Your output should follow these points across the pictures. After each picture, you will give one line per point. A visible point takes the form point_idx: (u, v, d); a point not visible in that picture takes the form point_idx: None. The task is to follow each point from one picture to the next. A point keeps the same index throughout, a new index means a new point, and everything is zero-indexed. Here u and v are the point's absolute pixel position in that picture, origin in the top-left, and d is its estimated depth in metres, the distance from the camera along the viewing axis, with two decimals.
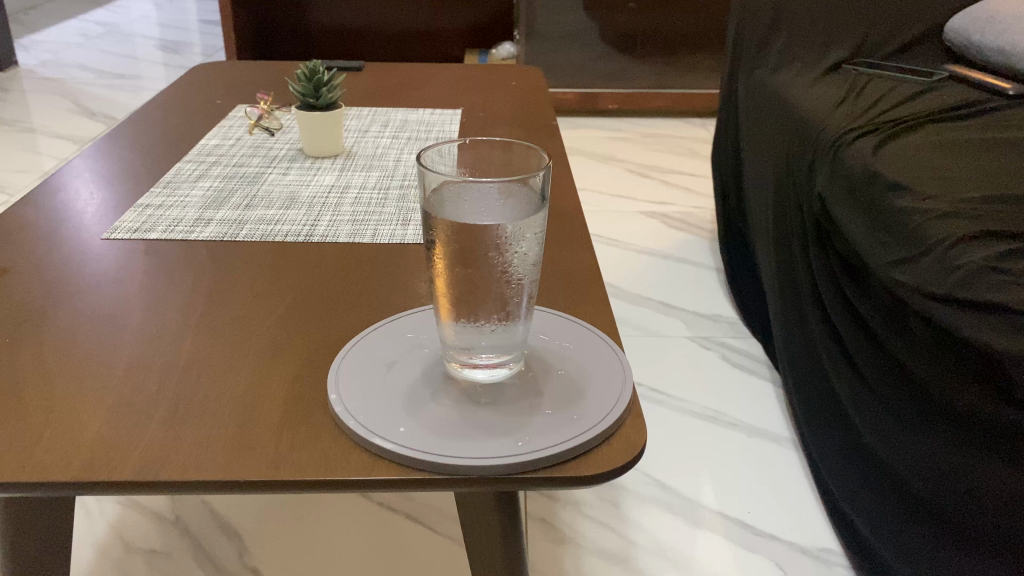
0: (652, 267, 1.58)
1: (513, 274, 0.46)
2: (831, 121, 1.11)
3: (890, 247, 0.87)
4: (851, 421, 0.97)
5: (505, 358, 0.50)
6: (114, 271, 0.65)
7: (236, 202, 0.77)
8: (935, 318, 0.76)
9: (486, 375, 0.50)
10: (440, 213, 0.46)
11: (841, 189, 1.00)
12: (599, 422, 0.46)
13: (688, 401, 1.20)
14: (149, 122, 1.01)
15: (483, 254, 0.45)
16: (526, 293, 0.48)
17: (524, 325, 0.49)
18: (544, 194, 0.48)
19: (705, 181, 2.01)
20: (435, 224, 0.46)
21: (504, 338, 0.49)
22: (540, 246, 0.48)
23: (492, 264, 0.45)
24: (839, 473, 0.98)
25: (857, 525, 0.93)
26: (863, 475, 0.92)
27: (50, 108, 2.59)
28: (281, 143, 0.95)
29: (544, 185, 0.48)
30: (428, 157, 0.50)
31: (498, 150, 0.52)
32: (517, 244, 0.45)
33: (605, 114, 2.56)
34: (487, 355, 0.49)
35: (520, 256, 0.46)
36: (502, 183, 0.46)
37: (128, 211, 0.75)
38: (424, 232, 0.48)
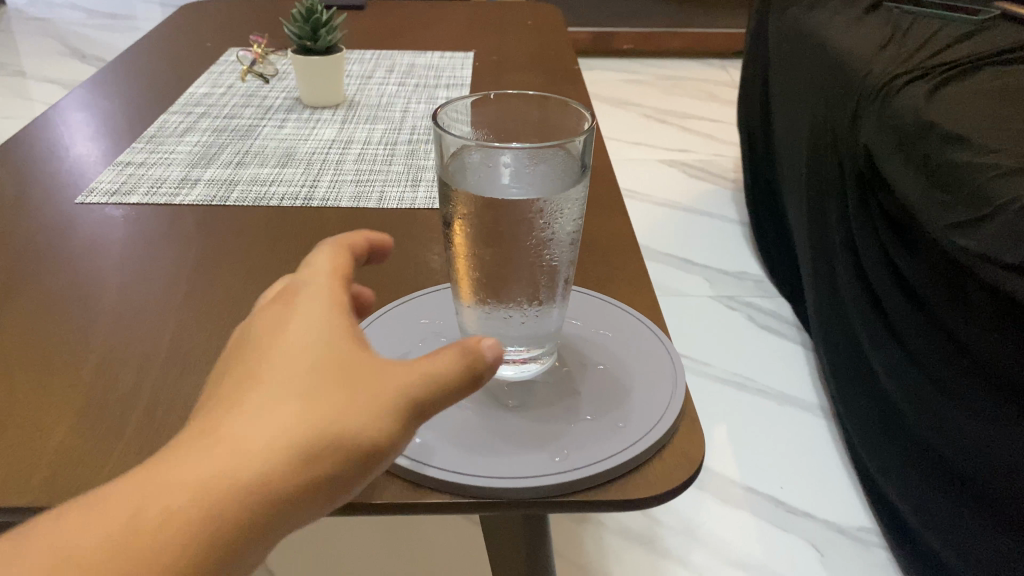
0: (673, 221, 1.50)
1: (545, 253, 0.39)
2: (877, 65, 1.01)
3: (951, 207, 0.79)
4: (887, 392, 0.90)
5: (538, 351, 0.43)
6: (89, 241, 0.58)
7: (226, 158, 0.70)
8: (1003, 289, 0.69)
9: (515, 372, 0.43)
10: (462, 186, 0.38)
11: (890, 141, 0.92)
12: (649, 432, 0.39)
13: (713, 366, 1.13)
14: (129, 68, 0.92)
15: (512, 233, 0.38)
16: (561, 274, 0.40)
17: (560, 311, 0.42)
18: (584, 159, 0.40)
19: (726, 127, 1.91)
20: (454, 196, 0.38)
21: (538, 329, 0.42)
22: (580, 222, 0.41)
23: (521, 244, 0.38)
24: (873, 447, 0.91)
25: (895, 506, 0.87)
26: (901, 450, 0.86)
27: (40, 50, 2.47)
28: (276, 90, 0.86)
29: (584, 149, 0.39)
30: (445, 116, 0.42)
31: (529, 104, 0.44)
32: (553, 222, 0.38)
33: (621, 55, 2.44)
34: (515, 348, 0.42)
35: (556, 236, 0.39)
36: (533, 148, 0.37)
37: (108, 170, 0.68)
38: (442, 199, 0.40)
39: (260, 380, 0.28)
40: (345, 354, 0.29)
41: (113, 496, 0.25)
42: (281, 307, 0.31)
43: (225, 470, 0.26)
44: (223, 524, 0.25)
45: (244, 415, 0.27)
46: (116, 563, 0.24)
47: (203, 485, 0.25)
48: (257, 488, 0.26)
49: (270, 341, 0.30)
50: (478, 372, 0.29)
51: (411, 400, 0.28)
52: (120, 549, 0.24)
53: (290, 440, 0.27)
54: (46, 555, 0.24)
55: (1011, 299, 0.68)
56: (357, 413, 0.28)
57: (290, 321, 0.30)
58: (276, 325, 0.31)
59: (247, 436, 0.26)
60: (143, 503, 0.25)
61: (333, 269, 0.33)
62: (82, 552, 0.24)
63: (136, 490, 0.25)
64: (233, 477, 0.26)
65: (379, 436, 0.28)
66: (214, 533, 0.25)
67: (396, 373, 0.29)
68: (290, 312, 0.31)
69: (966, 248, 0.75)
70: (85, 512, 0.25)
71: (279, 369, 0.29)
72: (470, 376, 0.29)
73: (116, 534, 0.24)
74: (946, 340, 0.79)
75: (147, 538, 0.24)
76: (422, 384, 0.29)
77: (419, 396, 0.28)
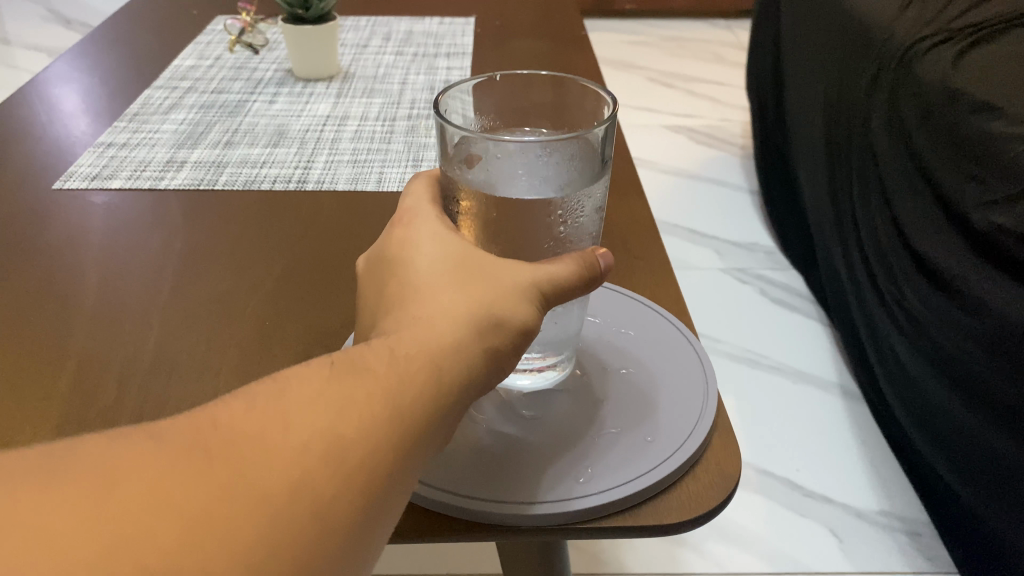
0: (680, 190, 1.46)
1: (562, 250, 0.35)
2: (897, 27, 0.96)
3: (982, 179, 0.75)
4: (914, 372, 0.87)
5: (555, 359, 0.39)
6: (70, 229, 0.54)
7: (215, 138, 0.65)
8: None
9: (530, 381, 0.40)
10: (468, 184, 0.34)
11: (915, 109, 0.88)
12: (683, 448, 0.36)
13: (724, 343, 1.10)
14: (110, 38, 0.87)
15: (527, 233, 0.34)
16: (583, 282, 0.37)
17: (580, 313, 0.38)
18: (603, 143, 0.35)
19: (733, 91, 1.85)
20: (464, 192, 0.34)
21: (566, 332, 0.38)
22: (602, 212, 0.37)
23: (538, 243, 0.34)
24: (907, 429, 0.89)
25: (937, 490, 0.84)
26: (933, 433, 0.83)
27: (24, 17, 2.39)
28: (266, 62, 0.81)
29: (604, 133, 0.35)
30: (446, 103, 0.37)
31: (543, 83, 0.40)
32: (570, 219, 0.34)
33: (623, 16, 2.36)
34: (531, 357, 0.38)
35: (575, 230, 0.35)
36: (548, 142, 0.32)
37: (87, 152, 0.63)
38: (447, 186, 0.36)
39: (420, 282, 0.31)
40: (479, 260, 0.32)
41: (350, 362, 0.27)
42: (405, 236, 0.34)
43: (436, 341, 0.28)
44: (448, 385, 0.28)
45: (427, 306, 0.30)
46: (381, 410, 0.26)
47: (419, 355, 0.28)
48: (465, 356, 0.29)
49: (407, 258, 0.33)
50: (594, 276, 0.34)
51: (542, 291, 0.32)
52: (378, 396, 0.26)
53: (469, 320, 0.30)
54: (323, 398, 0.25)
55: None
56: (506, 301, 0.31)
57: (414, 245, 0.33)
58: (407, 247, 0.33)
59: (441, 317, 0.29)
60: (381, 367, 0.27)
61: (433, 205, 0.36)
62: (353, 396, 0.26)
63: (370, 359, 0.27)
64: (445, 345, 0.28)
65: (526, 320, 0.31)
66: (445, 391, 0.28)
67: (529, 270, 0.32)
68: (415, 238, 0.34)
69: (998, 219, 0.71)
70: (338, 370, 0.27)
71: (439, 269, 0.32)
72: (589, 277, 0.33)
73: (373, 386, 0.26)
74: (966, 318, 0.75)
75: (395, 392, 0.26)
76: (548, 280, 0.32)
77: (550, 289, 0.32)
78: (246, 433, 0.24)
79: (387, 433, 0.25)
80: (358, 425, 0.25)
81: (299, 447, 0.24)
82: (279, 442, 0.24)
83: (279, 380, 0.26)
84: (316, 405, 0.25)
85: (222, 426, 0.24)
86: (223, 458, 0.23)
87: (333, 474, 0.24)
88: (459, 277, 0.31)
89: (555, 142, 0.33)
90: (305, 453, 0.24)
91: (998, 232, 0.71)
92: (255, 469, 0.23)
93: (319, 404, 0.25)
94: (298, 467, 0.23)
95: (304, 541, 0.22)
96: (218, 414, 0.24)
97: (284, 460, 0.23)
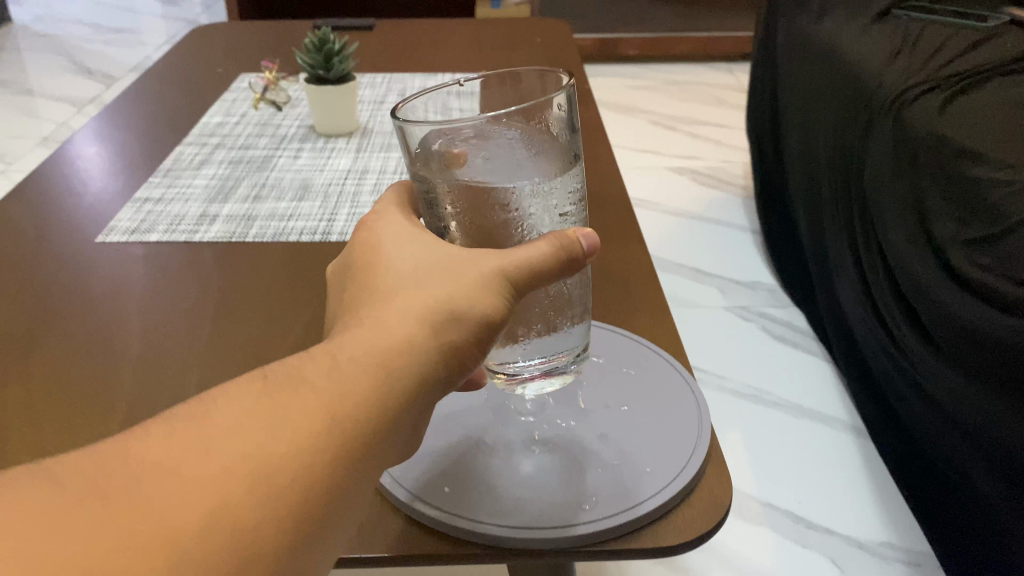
0: (682, 229, 1.50)
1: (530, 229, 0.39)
2: (887, 77, 1.01)
3: (966, 221, 0.80)
4: (914, 407, 0.90)
5: (563, 358, 0.41)
6: (110, 282, 0.58)
7: (244, 192, 0.70)
8: (1000, 297, 0.70)
9: (554, 384, 0.43)
10: (437, 177, 0.38)
11: (904, 155, 0.93)
12: (677, 477, 0.39)
13: (727, 379, 1.13)
14: (142, 97, 0.92)
15: (496, 216, 0.38)
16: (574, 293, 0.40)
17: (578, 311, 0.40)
18: (557, 122, 0.39)
19: (735, 132, 1.91)
20: (434, 186, 0.38)
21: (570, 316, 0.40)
22: (574, 192, 0.40)
23: (507, 226, 0.38)
24: (908, 460, 0.93)
25: (937, 520, 0.87)
26: (936, 466, 0.86)
27: (46, 67, 2.48)
28: (289, 119, 0.87)
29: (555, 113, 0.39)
30: (412, 110, 0.43)
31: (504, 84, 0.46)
32: (537, 193, 0.38)
33: (626, 60, 2.42)
34: (537, 362, 0.41)
35: (541, 211, 0.38)
36: (500, 122, 0.37)
37: (126, 207, 0.68)
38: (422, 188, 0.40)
39: (383, 288, 0.34)
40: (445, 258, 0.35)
41: (287, 378, 0.30)
42: (372, 243, 0.38)
43: (382, 345, 0.31)
44: (394, 390, 0.31)
45: (379, 310, 0.33)
46: (320, 422, 0.28)
47: (364, 359, 0.31)
48: (414, 357, 0.31)
49: (382, 259, 0.36)
50: (577, 258, 0.35)
51: (510, 279, 0.34)
52: (317, 412, 0.28)
53: (423, 316, 0.32)
54: (252, 417, 0.28)
55: (1008, 303, 0.69)
56: (466, 292, 0.33)
57: (386, 248, 0.37)
58: (374, 254, 0.37)
59: (393, 320, 0.32)
60: (320, 379, 0.30)
61: (402, 215, 0.40)
62: (284, 414, 0.28)
63: (307, 372, 0.30)
64: (391, 349, 0.31)
65: (488, 309, 0.34)
66: (390, 398, 0.30)
67: (499, 257, 0.34)
68: (381, 246, 0.37)
69: (968, 270, 0.76)
70: (272, 385, 0.29)
71: (403, 273, 0.35)
72: (565, 257, 0.34)
73: (310, 400, 0.29)
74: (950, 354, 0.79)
75: (334, 404, 0.29)
76: (522, 266, 0.34)
77: (520, 276, 0.34)
78: (163, 461, 0.26)
79: (320, 450, 0.28)
80: (288, 443, 0.27)
81: (221, 470, 0.26)
82: (204, 465, 0.26)
83: (212, 399, 0.29)
84: (246, 424, 0.28)
85: (167, 444, 0.26)
86: (139, 485, 0.25)
87: (260, 493, 0.26)
88: (419, 276, 0.34)
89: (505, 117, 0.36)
90: (227, 476, 0.26)
91: (969, 277, 0.75)
92: (176, 490, 0.25)
93: (247, 423, 0.28)
94: (221, 489, 0.26)
95: (234, 553, 0.25)
96: (178, 428, 0.27)
97: (206, 481, 0.26)
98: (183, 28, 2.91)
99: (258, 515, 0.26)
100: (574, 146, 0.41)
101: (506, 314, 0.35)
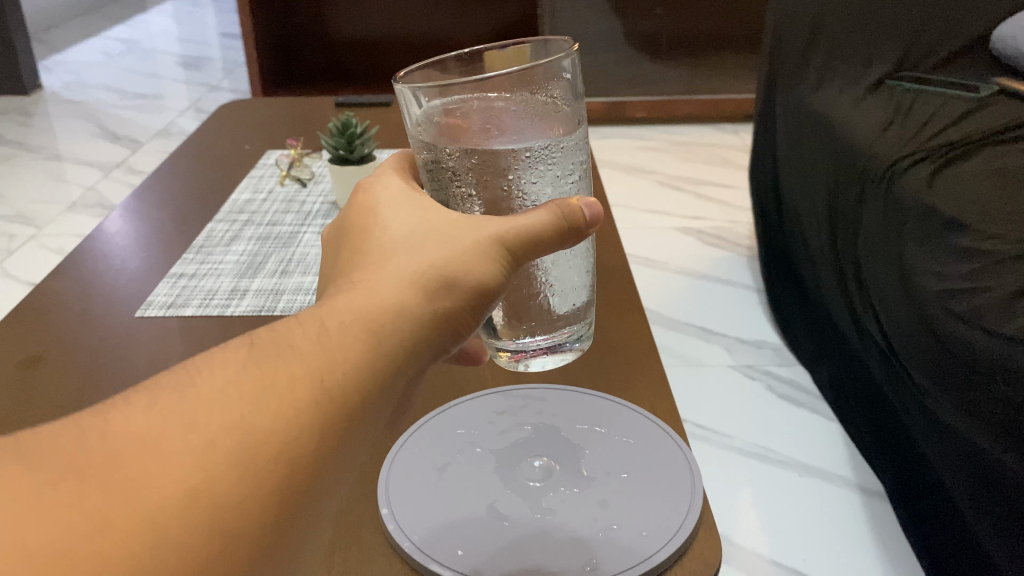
0: (689, 289, 1.54)
1: (525, 187, 0.41)
2: (880, 147, 1.06)
3: (943, 278, 0.85)
4: (926, 457, 0.94)
5: (565, 336, 0.46)
6: (148, 355, 0.63)
7: (272, 267, 0.75)
8: (994, 363, 0.74)
9: (558, 361, 0.48)
10: (438, 140, 0.41)
11: (896, 221, 0.98)
12: (671, 540, 0.45)
13: (733, 437, 1.16)
14: (174, 176, 0.99)
15: (493, 174, 0.41)
16: (574, 273, 0.44)
17: (579, 282, 0.44)
18: (561, 95, 0.43)
19: (740, 193, 1.96)
20: (434, 149, 0.42)
21: (569, 284, 0.44)
22: (574, 158, 0.43)
23: (501, 183, 0.41)
24: (921, 509, 0.96)
25: (945, 568, 0.90)
26: (946, 518, 0.90)
27: (74, 133, 2.57)
28: (313, 195, 0.92)
29: (544, 75, 0.42)
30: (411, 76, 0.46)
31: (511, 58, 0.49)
32: (537, 158, 0.41)
33: (634, 121, 2.49)
34: (542, 338, 0.46)
35: (534, 171, 0.41)
36: (488, 80, 0.40)
37: (162, 283, 0.73)
38: (423, 158, 0.44)
39: (377, 253, 0.38)
40: (434, 229, 0.38)
41: (275, 345, 0.32)
42: (370, 207, 0.41)
43: (371, 308, 0.34)
44: (380, 353, 0.33)
45: (372, 274, 0.36)
46: (305, 391, 0.31)
47: (353, 325, 0.33)
48: (403, 320, 0.34)
49: (379, 226, 0.40)
50: (579, 226, 0.39)
51: (507, 246, 0.38)
52: (302, 382, 0.31)
53: (417, 284, 0.36)
54: (238, 387, 0.30)
55: (1001, 369, 0.73)
56: (462, 264, 0.37)
57: (382, 219, 0.40)
58: (372, 220, 0.40)
59: (385, 286, 0.35)
60: (307, 348, 0.32)
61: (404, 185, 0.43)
62: (268, 383, 0.30)
63: (294, 339, 0.32)
64: (379, 314, 0.34)
65: (482, 278, 0.37)
66: (376, 364, 0.33)
67: (498, 226, 0.38)
68: (379, 212, 0.40)
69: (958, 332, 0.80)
70: (257, 355, 0.32)
71: (398, 239, 0.38)
72: (567, 226, 0.38)
73: (296, 367, 0.31)
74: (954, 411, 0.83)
75: (320, 370, 0.32)
76: (520, 233, 0.38)
77: (514, 243, 0.38)
78: (148, 432, 0.28)
79: (304, 419, 0.30)
80: (272, 413, 0.30)
81: (206, 443, 0.28)
82: (188, 439, 0.28)
83: (200, 367, 0.31)
84: (233, 392, 0.30)
85: (153, 419, 0.29)
86: (127, 459, 0.27)
87: (246, 460, 0.29)
88: (406, 247, 0.37)
89: (503, 79, 0.41)
90: (213, 449, 0.28)
91: (957, 336, 0.81)
92: (164, 460, 0.28)
93: (233, 392, 0.30)
94: (202, 465, 0.28)
95: (223, 522, 0.28)
96: (163, 402, 0.29)
97: (190, 456, 0.28)
98: (206, 93, 3.01)
99: (241, 490, 0.28)
100: (574, 112, 0.44)
101: (501, 282, 0.38)
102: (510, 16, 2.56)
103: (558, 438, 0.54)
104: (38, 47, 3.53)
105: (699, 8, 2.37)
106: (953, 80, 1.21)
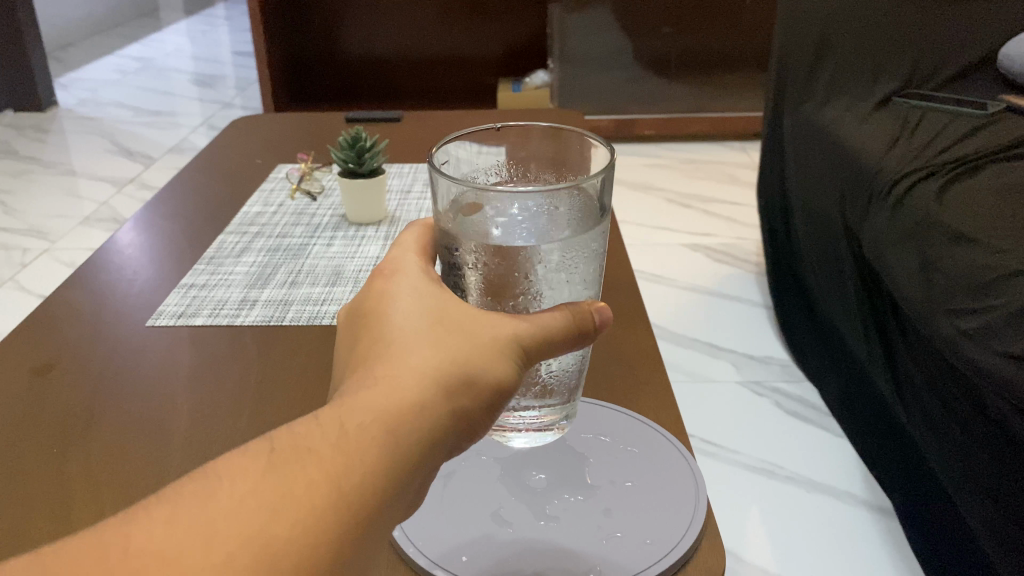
0: (697, 305, 1.54)
1: (536, 287, 0.41)
2: (887, 162, 1.07)
3: (959, 298, 0.84)
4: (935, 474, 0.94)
5: (553, 418, 0.45)
6: (157, 366, 0.64)
7: (281, 279, 0.76)
8: (1003, 384, 0.74)
9: (537, 439, 0.46)
10: (462, 231, 0.40)
11: (903, 235, 0.98)
12: (675, 547, 0.45)
13: (741, 454, 1.16)
14: (187, 188, 1.00)
15: (510, 270, 0.40)
16: (574, 369, 0.43)
17: (576, 373, 0.44)
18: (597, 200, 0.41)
19: (748, 210, 1.96)
20: (463, 234, 0.40)
21: (567, 372, 0.43)
22: (598, 263, 0.43)
23: (516, 279, 0.40)
24: (931, 530, 0.95)
25: None
26: (955, 537, 0.90)
27: (88, 149, 2.60)
28: (323, 208, 0.93)
29: (597, 190, 0.41)
30: (442, 155, 0.45)
31: (547, 140, 0.48)
32: (561, 265, 0.40)
33: (642, 139, 2.50)
34: (531, 418, 0.44)
35: (555, 277, 0.40)
36: (546, 194, 0.38)
37: (173, 293, 0.74)
38: (443, 228, 0.42)
39: (394, 341, 0.38)
40: (451, 320, 0.39)
41: (294, 449, 0.34)
42: (385, 296, 0.41)
43: (389, 406, 0.35)
44: (397, 454, 0.35)
45: (389, 368, 0.37)
46: (323, 497, 0.32)
47: (372, 424, 0.35)
48: (423, 419, 0.36)
49: (391, 313, 0.40)
50: (589, 330, 0.39)
51: (524, 345, 0.38)
52: (320, 486, 0.32)
53: (439, 381, 0.37)
54: (257, 495, 0.32)
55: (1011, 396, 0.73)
56: (483, 360, 0.38)
57: (396, 301, 0.40)
58: (387, 303, 0.40)
59: (404, 382, 0.36)
60: (326, 451, 0.34)
61: (422, 266, 0.43)
62: (286, 490, 0.32)
63: (314, 443, 0.34)
64: (399, 412, 0.35)
65: (501, 376, 0.38)
66: (392, 464, 0.34)
67: (515, 323, 0.38)
68: (394, 299, 0.40)
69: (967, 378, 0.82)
70: (275, 460, 0.33)
71: (414, 327, 0.39)
72: (580, 331, 0.39)
73: (314, 473, 0.33)
74: (971, 443, 0.82)
75: (337, 474, 0.33)
76: (536, 335, 0.38)
77: (530, 342, 0.38)
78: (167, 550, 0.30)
79: (321, 527, 0.32)
80: (290, 522, 0.31)
81: (227, 557, 0.30)
82: (209, 553, 0.30)
83: (221, 474, 0.33)
84: (253, 501, 0.32)
85: (173, 531, 0.30)
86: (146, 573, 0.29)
87: (266, 570, 0.30)
88: (427, 339, 0.38)
89: (561, 195, 0.39)
90: (232, 562, 0.30)
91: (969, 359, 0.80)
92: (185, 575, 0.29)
93: (252, 501, 0.32)
94: None
95: None
96: (185, 510, 0.31)
97: (211, 569, 0.29)
98: (218, 111, 3.05)
99: None
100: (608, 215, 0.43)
101: (518, 379, 0.39)
102: (520, 34, 2.58)
103: (563, 447, 0.54)
104: (54, 66, 3.57)
105: (707, 26, 2.39)
106: (960, 98, 1.21)
